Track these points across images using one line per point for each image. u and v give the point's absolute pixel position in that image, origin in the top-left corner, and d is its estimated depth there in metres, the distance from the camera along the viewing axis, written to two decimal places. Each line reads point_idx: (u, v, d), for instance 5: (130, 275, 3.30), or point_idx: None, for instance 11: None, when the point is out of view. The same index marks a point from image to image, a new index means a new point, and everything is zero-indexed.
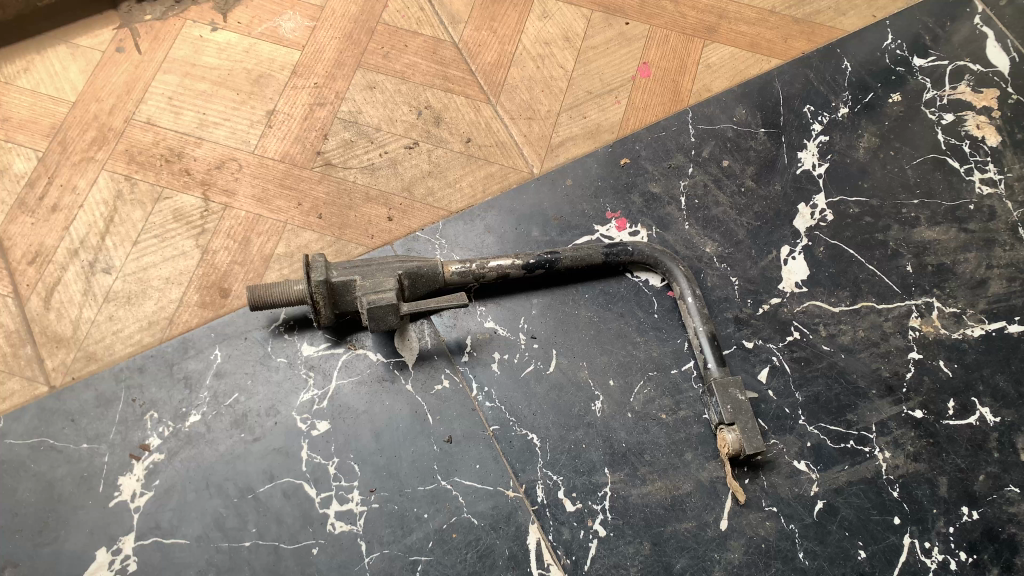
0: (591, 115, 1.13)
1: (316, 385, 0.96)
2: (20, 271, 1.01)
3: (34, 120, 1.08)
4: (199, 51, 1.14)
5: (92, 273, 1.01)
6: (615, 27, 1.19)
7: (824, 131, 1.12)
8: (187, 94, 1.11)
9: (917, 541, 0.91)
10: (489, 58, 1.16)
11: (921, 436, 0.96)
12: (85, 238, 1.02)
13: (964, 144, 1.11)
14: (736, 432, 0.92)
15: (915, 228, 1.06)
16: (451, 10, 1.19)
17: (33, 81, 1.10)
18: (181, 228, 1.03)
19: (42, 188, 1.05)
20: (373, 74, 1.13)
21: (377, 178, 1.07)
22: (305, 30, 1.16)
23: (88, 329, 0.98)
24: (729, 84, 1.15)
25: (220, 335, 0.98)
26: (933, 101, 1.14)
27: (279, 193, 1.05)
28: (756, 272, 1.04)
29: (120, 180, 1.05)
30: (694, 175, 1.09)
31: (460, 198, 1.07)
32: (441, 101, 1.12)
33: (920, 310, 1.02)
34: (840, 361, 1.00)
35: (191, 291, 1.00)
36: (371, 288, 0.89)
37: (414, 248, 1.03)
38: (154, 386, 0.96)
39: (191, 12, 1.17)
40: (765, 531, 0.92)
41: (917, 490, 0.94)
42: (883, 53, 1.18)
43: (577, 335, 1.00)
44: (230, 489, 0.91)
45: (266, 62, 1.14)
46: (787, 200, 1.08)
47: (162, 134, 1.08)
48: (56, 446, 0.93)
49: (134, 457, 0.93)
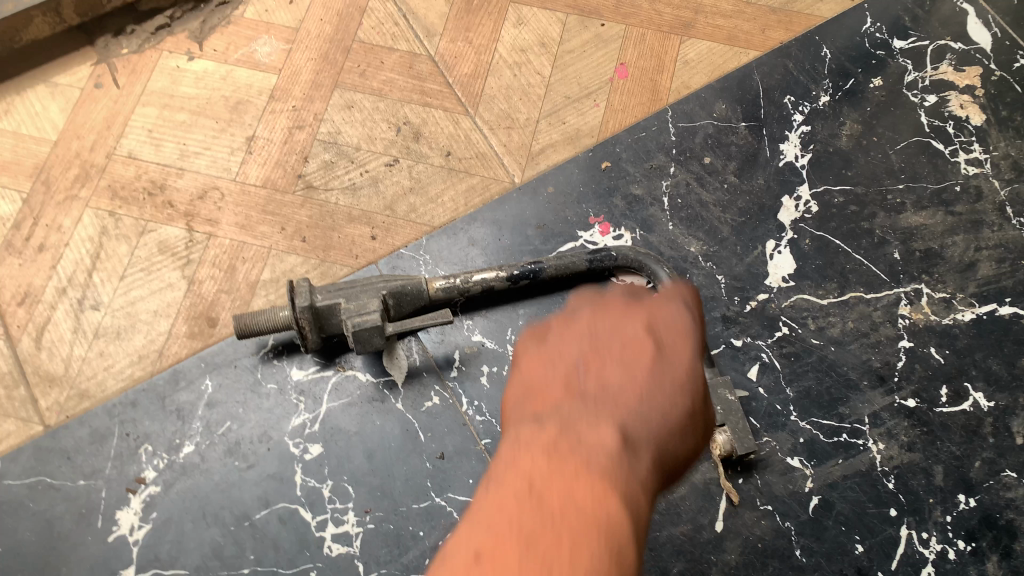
0: (570, 120, 1.12)
1: (307, 409, 0.97)
2: (11, 312, 1.02)
3: (17, 161, 1.09)
4: (177, 82, 1.15)
5: (82, 310, 1.02)
6: (591, 30, 1.18)
7: (806, 122, 1.11)
8: (166, 125, 1.12)
9: (915, 531, 0.91)
10: (465, 70, 1.16)
11: (915, 426, 0.95)
12: (73, 276, 1.04)
13: (947, 125, 1.10)
14: (727, 434, 0.91)
15: (901, 213, 1.05)
16: (425, 23, 1.19)
17: (15, 122, 1.12)
18: (168, 260, 1.04)
19: (28, 229, 1.06)
20: (351, 93, 1.14)
21: (358, 198, 1.07)
22: (281, 53, 1.16)
23: (79, 367, 0.99)
24: (707, 79, 1.14)
25: (210, 365, 0.99)
26: (915, 84, 1.13)
27: (261, 219, 1.06)
28: (742, 268, 1.03)
29: (105, 217, 1.07)
30: (676, 175, 1.09)
31: (442, 213, 1.07)
32: (420, 115, 1.12)
33: (909, 297, 1.01)
34: (830, 354, 0.99)
35: (179, 323, 1.01)
36: (355, 310, 0.90)
37: (399, 265, 1.03)
38: (147, 419, 0.96)
39: (168, 42, 1.17)
40: (761, 530, 0.91)
41: (913, 481, 0.93)
42: (863, 37, 1.16)
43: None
44: (227, 518, 0.92)
45: (244, 88, 1.14)
46: (770, 193, 1.07)
47: (144, 168, 1.09)
48: (54, 485, 0.93)
49: (131, 491, 0.93)
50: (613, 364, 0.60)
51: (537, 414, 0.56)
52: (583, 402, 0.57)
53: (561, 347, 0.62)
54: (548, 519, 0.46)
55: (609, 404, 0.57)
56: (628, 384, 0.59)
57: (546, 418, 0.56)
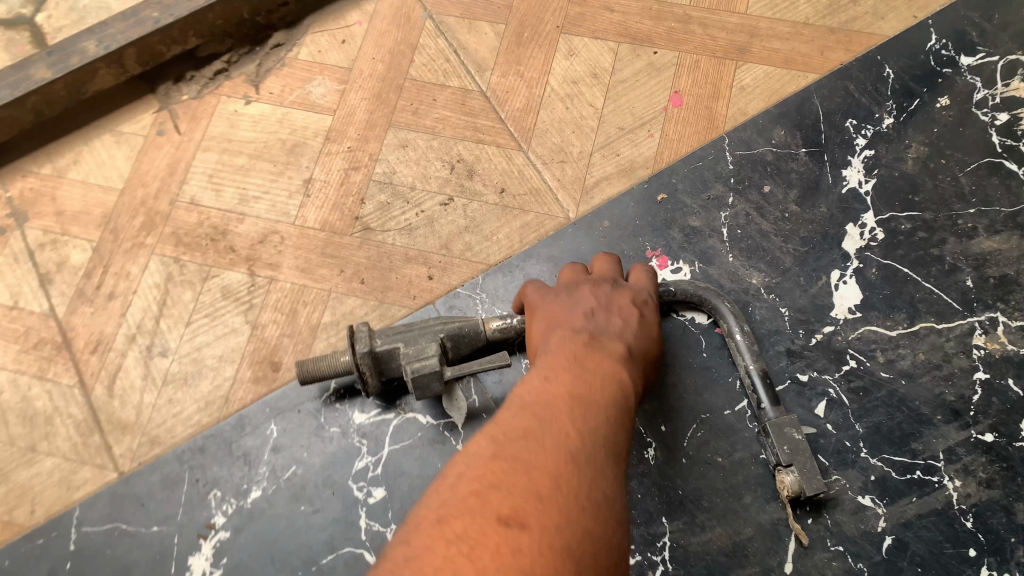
0: (624, 151, 1.11)
1: (369, 451, 0.97)
2: (84, 361, 1.05)
3: (87, 211, 1.13)
4: (235, 126, 1.17)
5: (150, 357, 1.05)
6: (644, 58, 1.17)
7: (870, 145, 1.07)
8: (226, 170, 1.14)
9: (997, 573, 0.86)
10: (517, 104, 1.15)
11: (994, 462, 0.91)
12: (142, 323, 1.06)
13: (1022, 143, 1.05)
14: (794, 474, 0.88)
15: (974, 238, 1.01)
16: (476, 57, 1.19)
17: (84, 172, 1.15)
18: (231, 305, 1.06)
19: (98, 277, 1.09)
20: (405, 132, 1.14)
21: (414, 239, 1.08)
22: (336, 94, 1.17)
23: (150, 414, 1.02)
24: (765, 104, 1.12)
25: (274, 410, 1.00)
26: (985, 101, 1.08)
27: (320, 262, 1.07)
28: (806, 300, 1.00)
29: (170, 263, 1.09)
30: (735, 204, 1.06)
31: (497, 250, 1.06)
32: (473, 152, 1.12)
33: (983, 327, 0.97)
34: (900, 388, 0.95)
35: (243, 368, 1.03)
36: (414, 355, 0.90)
37: (456, 305, 1.03)
38: (215, 464, 0.98)
39: (226, 87, 1.19)
40: (833, 572, 0.88)
41: (992, 519, 0.89)
42: (928, 55, 1.12)
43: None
44: (294, 562, 0.92)
45: (300, 130, 1.16)
46: (834, 221, 1.04)
47: (206, 214, 1.11)
48: (129, 531, 0.95)
49: (202, 537, 0.94)
50: (605, 337, 0.76)
51: (559, 334, 0.77)
52: (596, 333, 0.77)
53: (575, 303, 0.82)
54: (557, 437, 0.59)
55: (598, 374, 0.69)
56: (622, 321, 0.80)
57: (543, 375, 0.68)
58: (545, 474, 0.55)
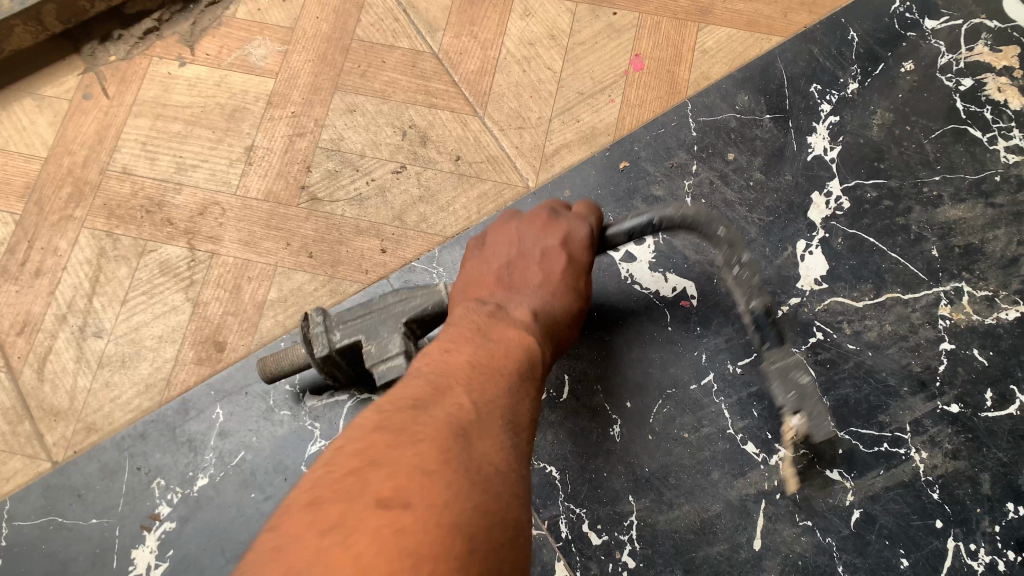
0: (584, 117, 1.07)
1: (323, 435, 0.93)
2: (10, 343, 0.98)
3: (7, 181, 1.04)
4: (169, 89, 1.09)
5: (83, 339, 0.98)
6: (603, 19, 1.12)
7: (834, 111, 1.05)
8: (161, 137, 1.07)
9: (963, 544, 0.87)
10: (472, 66, 1.10)
11: (960, 433, 0.91)
12: (72, 302, 0.99)
13: (985, 110, 1.03)
14: (803, 419, 0.85)
15: (938, 207, 1.00)
16: (427, 18, 1.13)
17: (2, 139, 1.06)
18: (170, 282, 1.00)
19: (23, 252, 1.01)
20: (353, 96, 1.08)
21: (365, 210, 1.02)
22: (278, 56, 1.10)
23: (84, 399, 0.95)
24: (728, 69, 1.09)
25: (220, 393, 0.95)
26: (949, 67, 1.06)
27: (266, 234, 1.01)
28: (772, 271, 0.98)
29: (102, 237, 1.02)
30: (699, 172, 1.03)
31: (454, 222, 1.02)
32: (426, 118, 1.07)
33: (949, 296, 0.96)
34: (867, 360, 0.94)
35: (185, 348, 0.97)
36: (378, 354, 0.81)
37: (412, 279, 0.99)
38: (158, 451, 0.93)
39: (157, 47, 1.11)
40: (802, 548, 0.88)
41: (958, 490, 0.89)
42: (891, 18, 1.09)
43: (596, 338, 0.97)
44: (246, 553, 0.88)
45: (240, 94, 1.08)
46: (799, 190, 1.01)
47: (140, 184, 1.04)
48: (65, 525, 0.89)
49: (145, 528, 0.89)
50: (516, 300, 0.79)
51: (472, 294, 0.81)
52: (508, 294, 0.79)
53: (492, 256, 0.85)
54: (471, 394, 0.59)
55: (511, 340, 0.69)
56: (537, 280, 0.81)
57: (455, 334, 0.69)
58: (451, 420, 0.54)
